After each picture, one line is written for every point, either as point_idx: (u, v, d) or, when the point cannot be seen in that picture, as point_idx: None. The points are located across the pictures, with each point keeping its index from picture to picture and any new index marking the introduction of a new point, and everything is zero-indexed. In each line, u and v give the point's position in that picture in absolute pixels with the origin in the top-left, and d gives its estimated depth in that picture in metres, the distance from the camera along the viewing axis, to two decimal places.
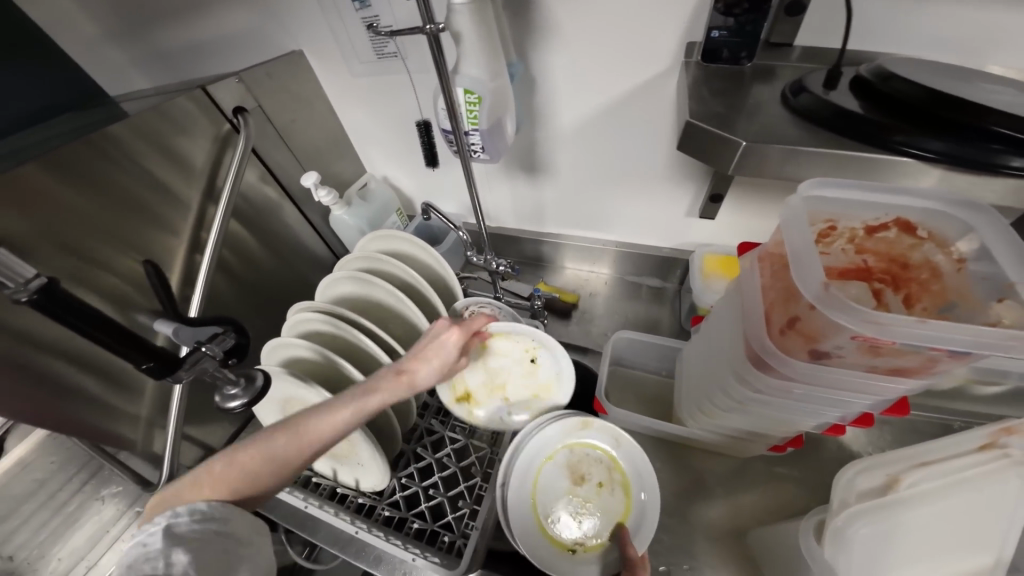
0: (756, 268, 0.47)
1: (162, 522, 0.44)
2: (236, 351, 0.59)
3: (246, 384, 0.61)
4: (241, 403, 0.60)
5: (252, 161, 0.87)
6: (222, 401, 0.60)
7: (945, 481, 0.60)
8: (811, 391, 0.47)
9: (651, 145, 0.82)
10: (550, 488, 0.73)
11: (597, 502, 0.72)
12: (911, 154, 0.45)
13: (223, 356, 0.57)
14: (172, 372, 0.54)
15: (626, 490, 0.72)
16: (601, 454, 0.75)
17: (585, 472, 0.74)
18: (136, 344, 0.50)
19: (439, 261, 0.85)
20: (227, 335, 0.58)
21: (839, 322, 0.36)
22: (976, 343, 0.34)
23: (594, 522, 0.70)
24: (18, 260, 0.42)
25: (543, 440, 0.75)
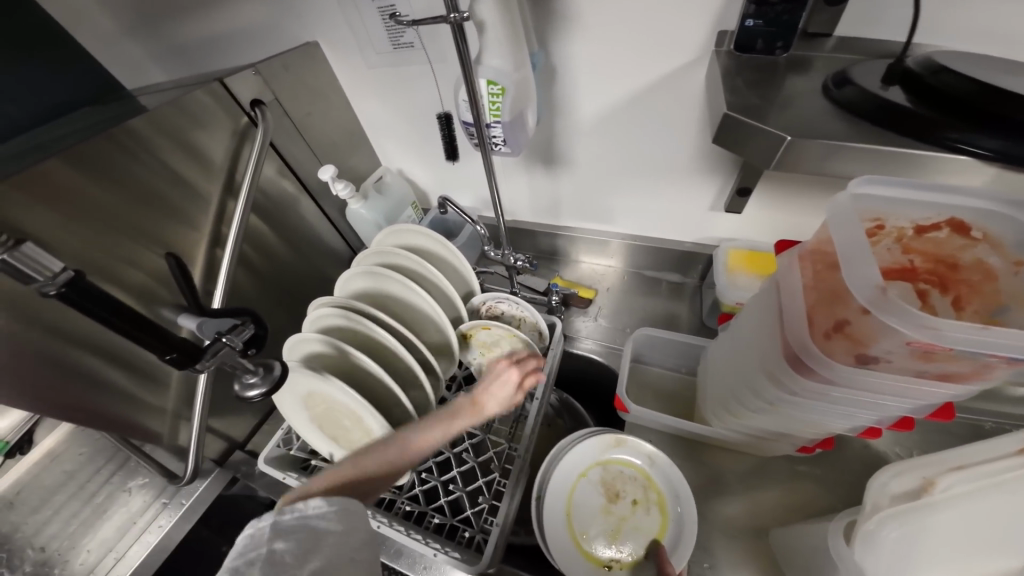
0: (796, 267, 0.45)
1: (274, 518, 0.49)
2: (256, 342, 0.58)
3: (265, 373, 0.60)
4: (260, 393, 0.59)
5: (270, 155, 0.86)
6: (241, 390, 0.60)
7: (979, 485, 0.58)
8: (850, 395, 0.45)
9: (676, 137, 0.79)
10: (584, 507, 0.73)
11: (632, 520, 0.71)
12: (966, 151, 0.42)
13: (242, 347, 0.56)
14: (194, 363, 0.54)
15: (662, 510, 0.71)
16: (635, 472, 0.75)
17: (619, 489, 0.73)
18: (158, 337, 0.49)
19: (456, 255, 0.84)
20: (246, 326, 0.57)
21: (894, 327, 0.35)
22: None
23: (629, 540, 0.69)
24: (44, 254, 0.41)
25: (578, 456, 0.76)
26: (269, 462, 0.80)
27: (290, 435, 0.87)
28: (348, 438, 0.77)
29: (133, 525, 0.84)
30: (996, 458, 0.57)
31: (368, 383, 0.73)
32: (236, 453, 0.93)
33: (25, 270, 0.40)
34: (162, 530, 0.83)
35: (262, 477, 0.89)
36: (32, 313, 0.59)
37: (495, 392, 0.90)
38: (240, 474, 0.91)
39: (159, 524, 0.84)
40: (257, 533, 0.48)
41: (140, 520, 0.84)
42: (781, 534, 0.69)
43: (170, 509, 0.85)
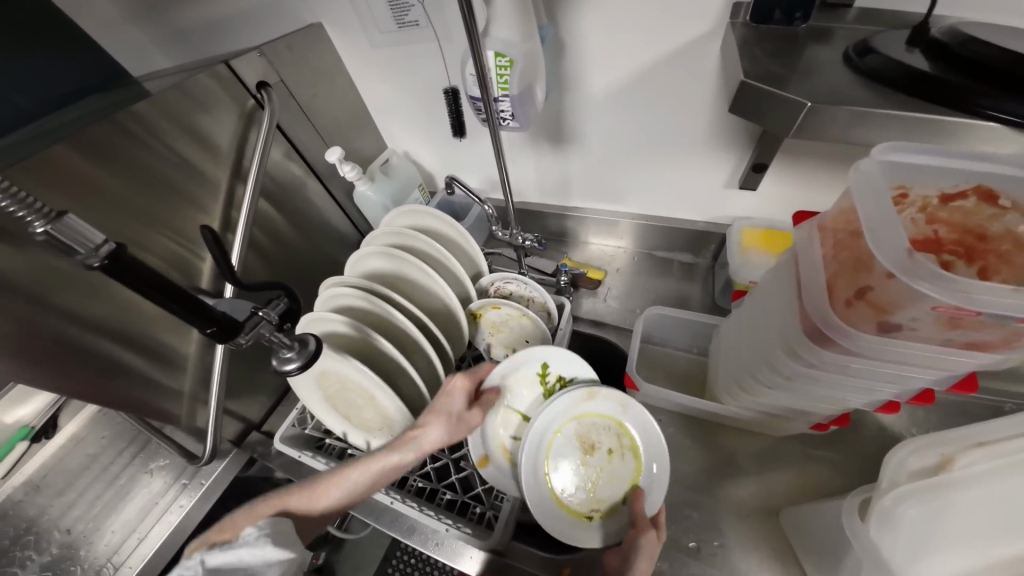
0: (817, 238, 0.44)
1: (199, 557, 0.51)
2: (290, 315, 0.59)
3: (300, 347, 0.60)
4: (297, 366, 0.59)
5: (277, 138, 0.86)
6: (278, 365, 0.59)
7: (998, 464, 0.57)
8: (870, 368, 0.43)
9: (688, 111, 0.77)
10: (560, 463, 0.71)
11: (608, 469, 0.71)
12: (997, 119, 0.41)
13: (278, 319, 0.57)
14: (234, 338, 0.53)
15: (637, 456, 0.70)
16: (610, 422, 0.72)
17: (594, 441, 0.71)
18: (202, 312, 0.48)
19: (466, 236, 0.84)
20: (280, 300, 0.58)
21: (923, 292, 0.33)
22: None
23: (606, 489, 0.70)
24: (86, 224, 0.40)
25: (552, 416, 0.70)
26: (285, 441, 0.82)
27: (305, 415, 0.89)
28: (359, 415, 0.79)
29: (155, 506, 0.87)
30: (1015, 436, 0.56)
31: (381, 364, 0.73)
32: (253, 434, 0.95)
33: (68, 242, 0.39)
34: (182, 510, 0.85)
35: (278, 457, 0.91)
36: (48, 295, 0.60)
37: None
38: (257, 454, 0.92)
39: (179, 505, 0.86)
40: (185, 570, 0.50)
41: (161, 501, 0.87)
42: (791, 515, 0.68)
43: (190, 489, 0.87)
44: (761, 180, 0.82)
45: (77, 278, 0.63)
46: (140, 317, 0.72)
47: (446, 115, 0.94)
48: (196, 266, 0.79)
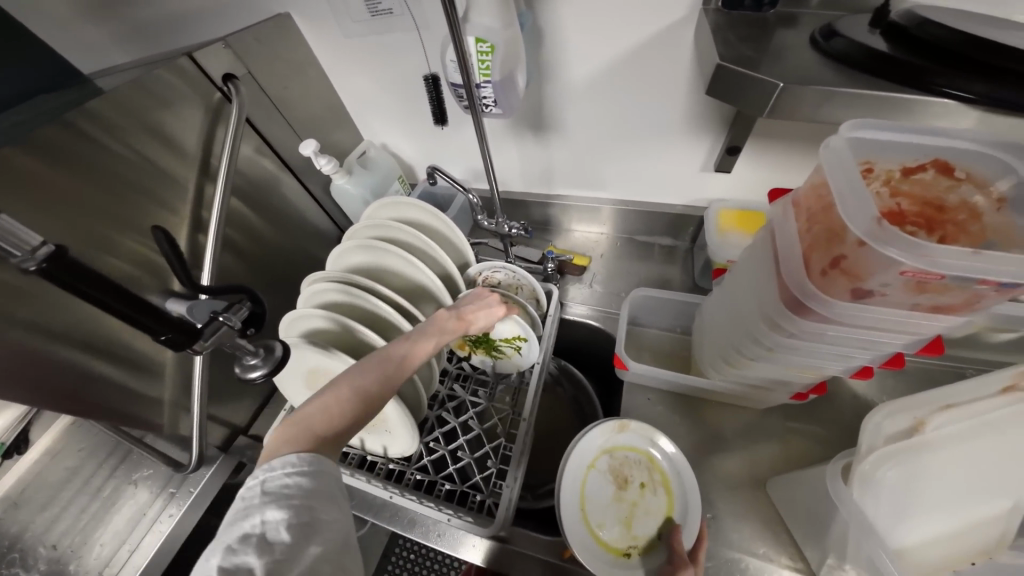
0: (792, 213, 0.47)
1: (261, 476, 0.43)
2: (253, 320, 0.57)
3: (266, 354, 0.59)
4: (262, 373, 0.58)
5: (247, 133, 0.83)
6: (243, 372, 0.58)
7: (966, 425, 0.57)
8: (846, 335, 0.45)
9: (665, 96, 0.79)
10: (596, 497, 0.72)
11: (642, 504, 0.71)
12: (950, 95, 0.43)
13: (241, 325, 0.54)
14: (192, 344, 0.50)
15: (669, 490, 0.71)
16: (641, 457, 0.75)
17: (627, 475, 0.73)
18: (156, 316, 0.46)
19: (451, 227, 0.83)
20: (243, 305, 0.55)
21: (890, 257, 0.35)
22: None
23: (642, 524, 0.69)
24: (22, 226, 0.37)
25: (587, 446, 0.75)
26: None
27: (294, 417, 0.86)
28: None
29: (144, 517, 0.82)
30: (981, 398, 0.56)
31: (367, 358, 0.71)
32: (240, 439, 0.93)
33: (1, 244, 0.36)
34: (173, 520, 0.81)
35: None
36: (7, 305, 0.56)
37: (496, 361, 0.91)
38: (247, 458, 0.90)
39: (169, 513, 0.82)
40: (242, 499, 0.41)
41: (150, 512, 0.82)
42: (779, 482, 0.70)
43: (179, 497, 0.83)
44: (736, 162, 0.84)
45: (38, 286, 0.59)
46: (112, 324, 0.69)
47: (425, 105, 0.93)
48: (169, 269, 0.75)
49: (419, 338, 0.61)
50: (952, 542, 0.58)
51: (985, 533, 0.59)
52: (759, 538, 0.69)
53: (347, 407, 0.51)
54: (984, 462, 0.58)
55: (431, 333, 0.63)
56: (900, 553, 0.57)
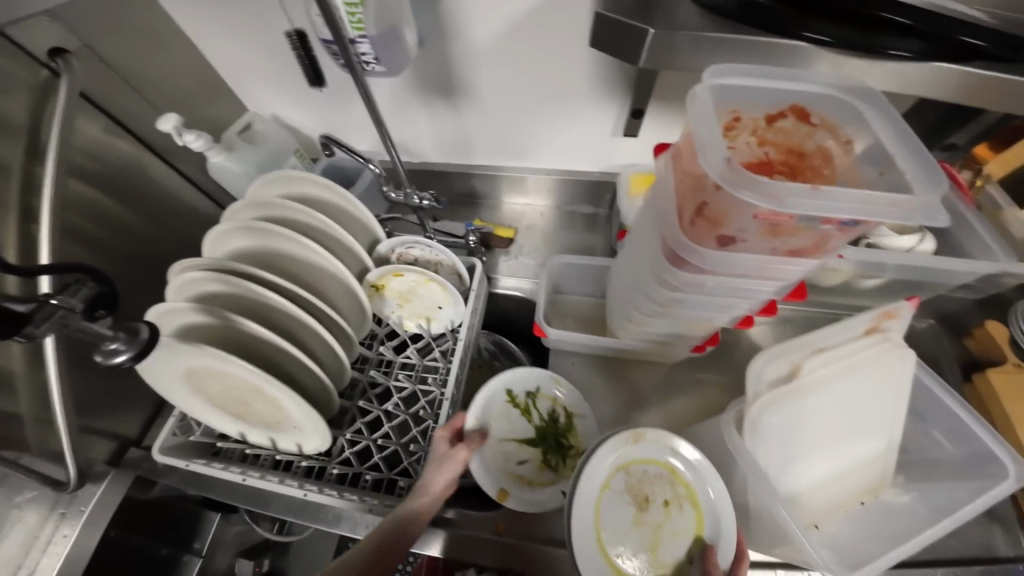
0: (670, 165, 0.46)
1: None
2: (102, 301, 0.50)
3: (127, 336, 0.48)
4: (128, 358, 0.48)
5: (87, 110, 0.69)
6: (104, 359, 0.48)
7: (840, 366, 0.59)
8: (725, 284, 0.46)
9: (570, 57, 0.76)
10: (613, 525, 0.57)
11: (668, 525, 0.58)
12: (809, 38, 0.43)
13: (85, 307, 0.47)
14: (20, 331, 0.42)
15: (697, 505, 0.59)
16: (661, 468, 0.61)
17: (647, 492, 0.59)
18: None
19: (351, 201, 0.76)
20: (85, 285, 0.48)
21: (743, 199, 0.35)
22: (863, 211, 0.34)
23: (670, 550, 0.57)
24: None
25: (599, 466, 0.58)
26: (166, 453, 0.72)
27: (188, 422, 0.78)
28: (252, 412, 0.71)
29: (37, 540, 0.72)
30: (846, 340, 0.60)
31: (264, 353, 0.65)
32: (132, 450, 0.83)
33: None
34: (68, 540, 0.73)
35: (173, 472, 0.80)
36: None
37: (421, 342, 0.86)
38: (143, 470, 0.80)
39: (63, 534, 0.73)
40: None
41: (42, 534, 0.73)
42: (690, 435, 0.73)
43: (71, 517, 0.74)
44: (642, 125, 0.84)
45: None
46: None
47: (297, 66, 0.83)
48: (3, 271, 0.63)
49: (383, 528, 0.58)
50: (844, 480, 0.61)
51: (873, 469, 0.61)
52: None
53: None
54: (867, 402, 0.60)
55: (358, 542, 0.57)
56: (797, 498, 0.59)
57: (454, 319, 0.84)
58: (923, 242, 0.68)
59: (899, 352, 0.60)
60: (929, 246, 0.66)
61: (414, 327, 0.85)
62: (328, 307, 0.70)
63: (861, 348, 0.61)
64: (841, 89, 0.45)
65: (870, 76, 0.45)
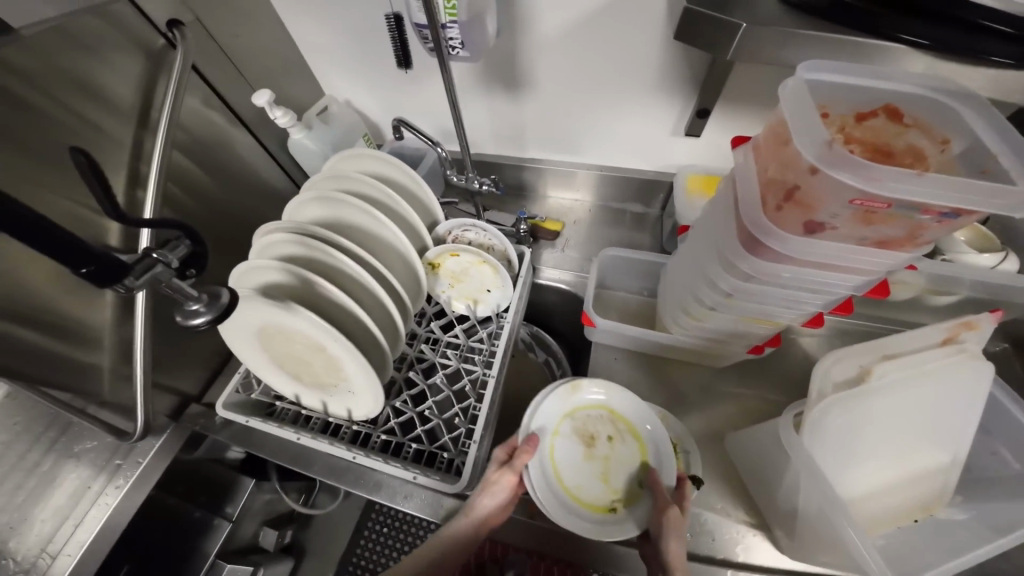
0: (752, 154, 0.48)
1: None
2: (194, 261, 0.50)
3: (211, 300, 0.51)
4: (207, 321, 0.50)
5: (192, 80, 0.75)
6: (183, 319, 0.50)
7: (908, 373, 0.56)
8: (801, 274, 0.46)
9: (638, 56, 0.78)
10: (569, 463, 0.68)
11: (615, 455, 0.68)
12: (906, 41, 0.44)
13: (178, 264, 0.48)
14: (117, 282, 0.42)
15: (637, 435, 0.69)
16: (602, 410, 0.72)
17: (593, 431, 0.70)
18: (75, 250, 0.37)
19: (416, 180, 0.80)
20: (182, 243, 0.48)
21: (840, 182, 0.36)
22: (967, 199, 0.34)
23: (619, 476, 0.67)
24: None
25: (545, 414, 0.70)
26: (229, 408, 0.77)
27: (249, 381, 0.83)
28: (311, 373, 0.74)
29: (89, 491, 0.72)
30: (919, 347, 0.56)
31: (331, 315, 0.69)
32: (192, 407, 0.86)
33: None
34: (120, 493, 0.73)
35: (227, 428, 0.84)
36: None
37: (468, 323, 0.88)
38: (199, 426, 0.83)
39: (115, 486, 0.74)
40: None
41: (95, 485, 0.73)
42: (736, 440, 0.68)
43: (126, 469, 0.75)
44: (704, 127, 0.85)
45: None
46: (38, 281, 0.60)
47: (390, 44, 0.84)
48: (104, 224, 0.68)
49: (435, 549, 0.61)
50: (898, 488, 0.59)
51: (930, 480, 0.59)
52: (718, 490, 0.68)
53: None
54: (932, 411, 0.57)
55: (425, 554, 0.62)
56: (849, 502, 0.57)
57: (502, 303, 0.86)
58: (1004, 262, 0.66)
59: (978, 364, 0.55)
60: (1007, 266, 0.64)
61: (462, 308, 0.87)
62: (391, 277, 0.74)
63: (945, 360, 0.56)
64: (939, 87, 0.45)
65: (966, 75, 0.45)
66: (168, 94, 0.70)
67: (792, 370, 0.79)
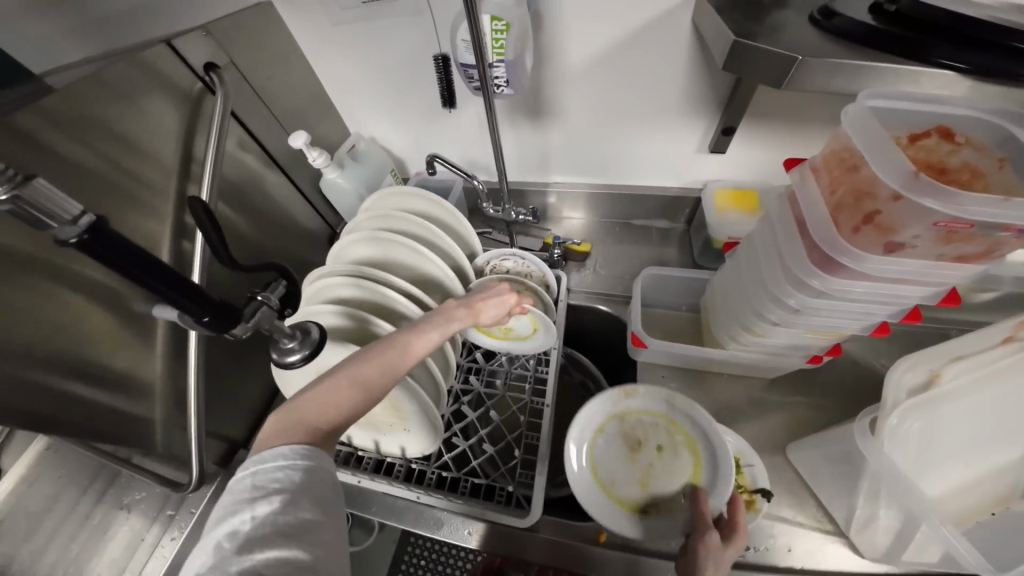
0: (811, 177, 0.50)
1: (280, 463, 0.41)
2: (290, 300, 0.54)
3: (303, 336, 0.56)
4: (301, 357, 0.55)
5: (231, 125, 0.75)
6: (280, 356, 0.55)
7: (976, 375, 0.57)
8: (874, 289, 0.48)
9: (664, 82, 0.81)
10: (607, 461, 0.70)
11: (659, 465, 0.69)
12: (948, 65, 0.47)
13: (278, 304, 0.52)
14: (231, 326, 0.46)
15: (690, 450, 0.69)
16: (657, 418, 0.72)
17: (641, 437, 0.71)
18: (198, 296, 0.42)
19: (454, 213, 0.81)
20: (279, 283, 0.52)
21: (927, 207, 0.38)
22: None
23: (659, 484, 0.67)
24: (59, 191, 0.33)
25: (589, 415, 0.72)
26: None
27: None
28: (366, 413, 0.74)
29: (142, 544, 0.69)
30: (984, 348, 0.57)
31: None
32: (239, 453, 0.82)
33: (35, 213, 0.32)
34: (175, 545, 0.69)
35: None
36: None
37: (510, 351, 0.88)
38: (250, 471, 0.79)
39: (170, 538, 0.70)
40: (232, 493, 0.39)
41: (148, 537, 0.69)
42: (801, 450, 0.70)
43: (179, 520, 0.71)
44: (729, 143, 0.88)
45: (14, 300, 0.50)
46: (90, 336, 0.57)
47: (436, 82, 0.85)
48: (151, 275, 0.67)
49: (429, 328, 0.56)
50: (975, 486, 0.60)
51: (1002, 475, 0.60)
52: (785, 499, 0.68)
53: (330, 413, 0.46)
54: (998, 412, 0.59)
55: (438, 321, 0.58)
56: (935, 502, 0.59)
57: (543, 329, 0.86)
58: None
59: None
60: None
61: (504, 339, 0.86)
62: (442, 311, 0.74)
63: (1005, 361, 0.58)
64: (989, 109, 0.47)
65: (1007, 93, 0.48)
66: (211, 140, 0.70)
67: (838, 377, 0.80)
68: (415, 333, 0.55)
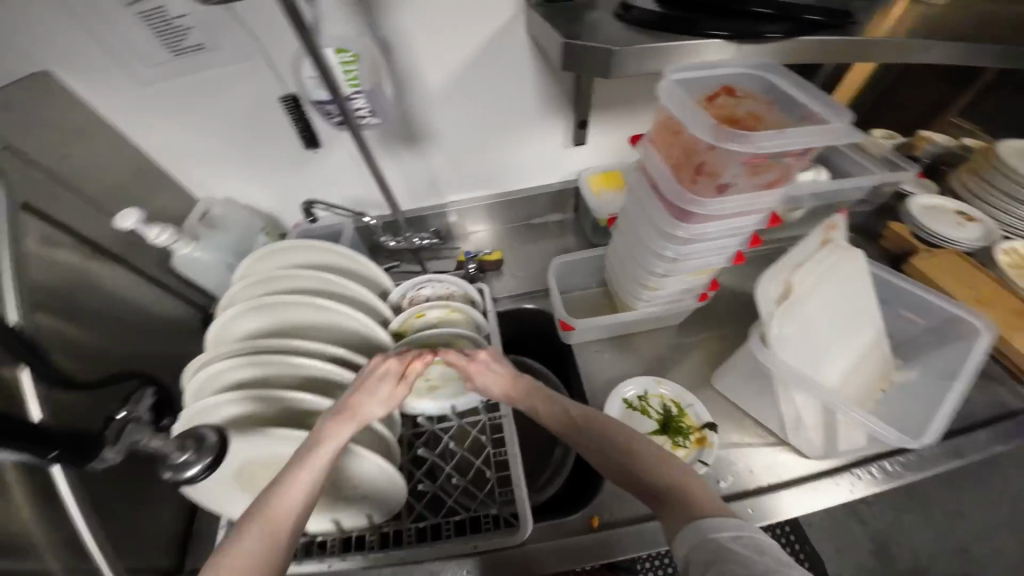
0: (651, 147, 0.58)
1: None
2: (162, 407, 0.50)
3: (198, 443, 0.46)
4: (202, 466, 0.46)
5: (31, 220, 0.61)
6: (176, 475, 0.45)
7: (816, 275, 0.72)
8: (723, 226, 0.58)
9: (517, 91, 0.89)
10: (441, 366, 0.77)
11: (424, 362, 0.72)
12: (714, 35, 0.59)
13: (149, 415, 0.47)
14: (90, 458, 0.42)
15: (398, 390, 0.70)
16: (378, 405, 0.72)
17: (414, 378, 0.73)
18: (30, 436, 0.38)
19: (353, 254, 0.76)
20: (145, 394, 0.47)
21: (733, 150, 0.48)
22: (812, 139, 0.48)
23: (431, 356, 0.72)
24: None
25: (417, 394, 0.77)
26: None
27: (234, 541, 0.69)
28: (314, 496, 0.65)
29: None
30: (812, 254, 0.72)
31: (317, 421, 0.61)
32: None
33: None
34: None
35: None
36: None
37: None
38: None
39: None
40: None
41: None
42: (723, 376, 0.79)
43: None
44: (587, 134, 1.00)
45: None
46: None
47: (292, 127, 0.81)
48: None
49: (304, 463, 0.50)
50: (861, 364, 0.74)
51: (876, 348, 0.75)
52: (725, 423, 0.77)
53: None
54: (854, 296, 0.72)
55: (315, 450, 0.51)
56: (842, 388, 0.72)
57: None
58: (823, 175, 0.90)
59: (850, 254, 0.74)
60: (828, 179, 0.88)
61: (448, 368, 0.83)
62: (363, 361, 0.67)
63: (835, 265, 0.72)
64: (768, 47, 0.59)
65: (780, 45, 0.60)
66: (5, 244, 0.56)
67: (731, 307, 0.94)
68: (312, 450, 0.51)
